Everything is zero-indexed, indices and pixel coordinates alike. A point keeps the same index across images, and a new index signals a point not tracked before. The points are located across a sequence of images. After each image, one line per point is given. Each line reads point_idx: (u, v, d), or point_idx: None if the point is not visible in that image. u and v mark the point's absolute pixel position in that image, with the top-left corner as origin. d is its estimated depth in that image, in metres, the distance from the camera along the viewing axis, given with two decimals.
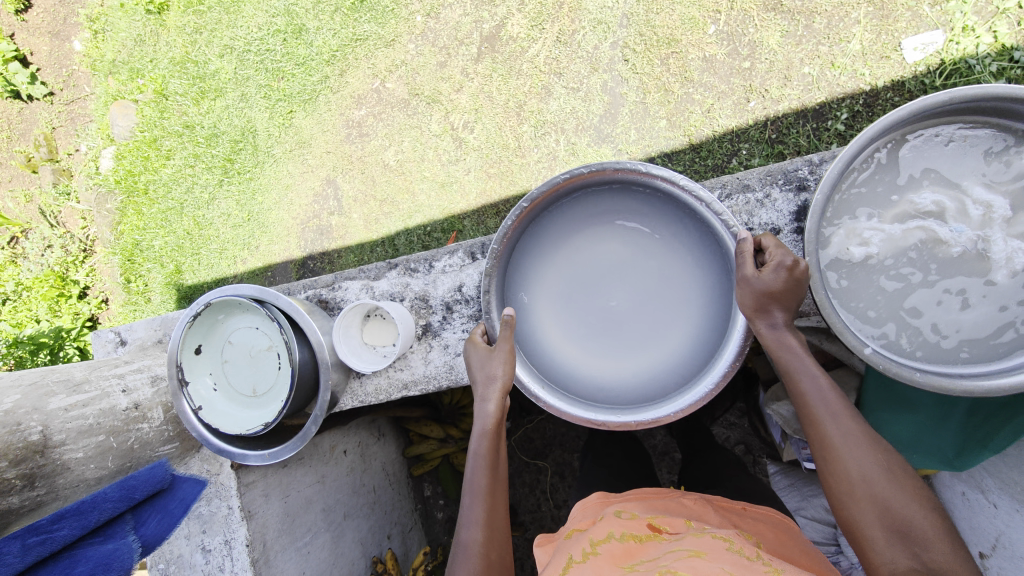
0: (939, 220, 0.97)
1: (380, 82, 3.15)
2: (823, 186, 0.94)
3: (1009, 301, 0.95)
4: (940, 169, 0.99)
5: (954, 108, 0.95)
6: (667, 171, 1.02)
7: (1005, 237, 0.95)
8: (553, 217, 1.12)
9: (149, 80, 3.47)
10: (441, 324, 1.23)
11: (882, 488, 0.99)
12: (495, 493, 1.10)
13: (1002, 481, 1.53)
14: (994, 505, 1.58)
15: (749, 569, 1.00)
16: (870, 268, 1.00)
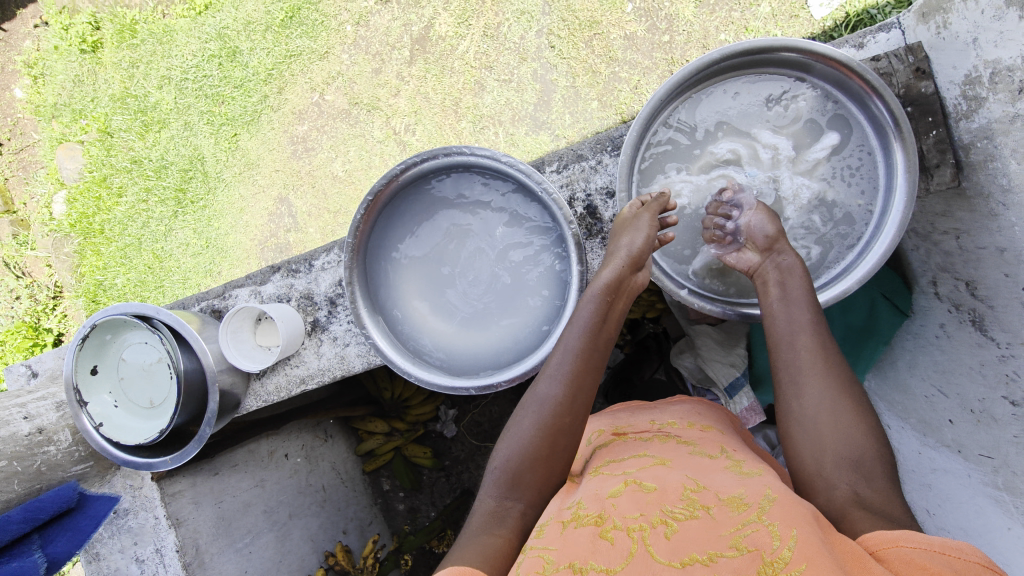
0: (736, 167, 1.11)
1: (318, 95, 3.19)
2: (626, 150, 1.07)
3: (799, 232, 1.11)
4: (732, 121, 1.11)
5: (729, 65, 1.06)
6: (489, 151, 1.10)
7: (792, 175, 1.10)
8: (410, 201, 1.17)
9: (91, 119, 3.47)
10: (327, 319, 1.30)
11: (818, 398, 0.98)
12: (577, 395, 1.03)
13: (889, 401, 1.62)
14: (887, 426, 1.66)
15: (708, 470, 1.04)
16: (684, 218, 1.16)
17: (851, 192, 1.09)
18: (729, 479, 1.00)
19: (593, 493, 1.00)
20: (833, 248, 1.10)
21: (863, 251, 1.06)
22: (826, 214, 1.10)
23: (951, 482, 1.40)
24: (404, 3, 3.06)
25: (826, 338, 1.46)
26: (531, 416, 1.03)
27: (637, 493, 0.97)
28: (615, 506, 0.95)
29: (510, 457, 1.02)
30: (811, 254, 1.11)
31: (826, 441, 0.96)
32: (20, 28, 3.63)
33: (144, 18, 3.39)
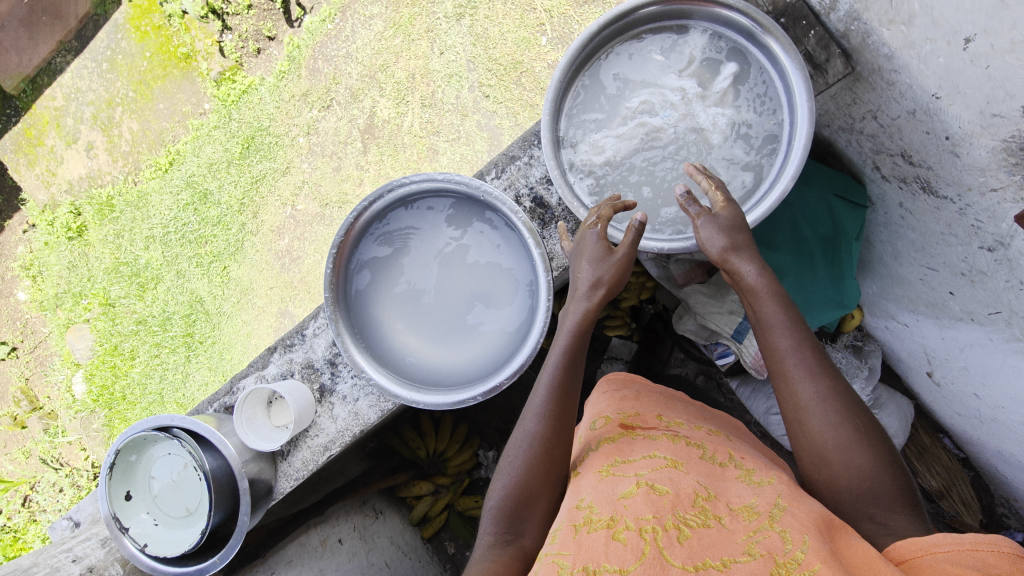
0: (650, 112, 1.18)
1: (291, 207, 3.37)
2: (546, 128, 1.18)
3: (727, 158, 1.17)
4: (633, 77, 1.19)
5: (611, 31, 1.17)
6: (427, 176, 1.19)
7: (705, 107, 1.16)
8: (382, 235, 1.24)
9: (91, 297, 3.65)
10: (332, 380, 1.34)
11: (824, 391, 1.04)
12: (562, 420, 1.16)
13: (895, 298, 1.61)
14: (905, 324, 1.65)
15: (721, 477, 1.08)
16: (618, 170, 1.20)
17: (764, 115, 1.16)
18: (745, 487, 1.04)
19: (605, 495, 1.04)
20: (763, 168, 1.16)
21: (789, 153, 1.12)
22: (746, 143, 1.17)
23: (981, 353, 1.38)
24: (344, 103, 3.28)
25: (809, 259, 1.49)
26: (527, 446, 1.16)
27: (650, 495, 0.99)
28: (628, 507, 0.97)
29: (504, 494, 1.14)
30: (747, 181, 1.17)
31: (842, 435, 1.02)
32: (11, 237, 3.86)
33: (118, 191, 3.63)
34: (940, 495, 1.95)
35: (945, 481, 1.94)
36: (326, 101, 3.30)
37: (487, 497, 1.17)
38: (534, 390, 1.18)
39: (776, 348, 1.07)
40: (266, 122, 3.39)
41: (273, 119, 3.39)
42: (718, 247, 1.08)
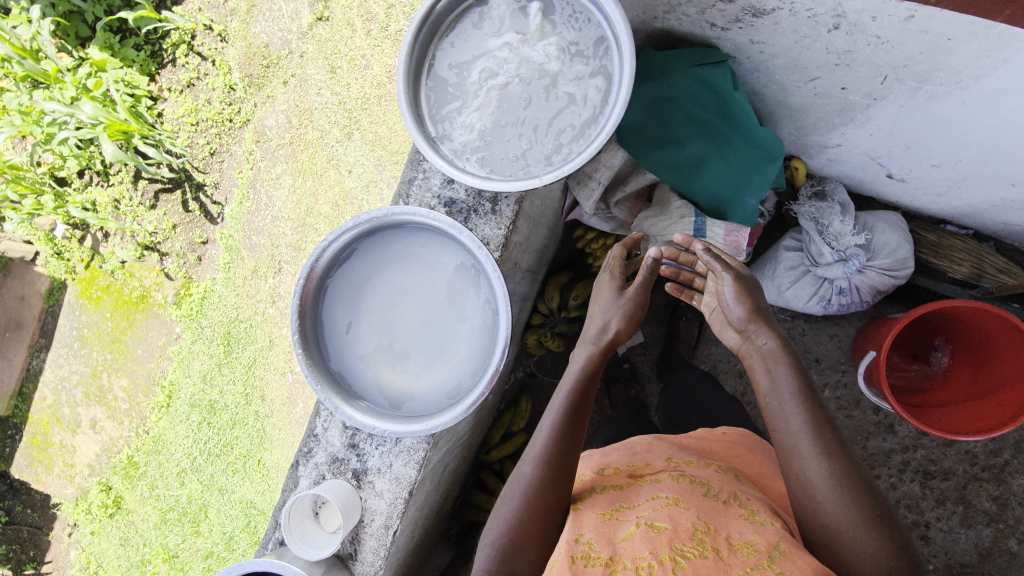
0: (491, 76, 1.16)
1: (291, 373, 3.03)
2: (418, 137, 1.14)
3: (576, 75, 1.15)
4: (462, 59, 1.19)
5: (426, 32, 1.17)
6: (342, 230, 1.23)
7: (533, 46, 1.15)
8: (338, 287, 1.27)
9: (155, 559, 3.23)
10: (360, 461, 1.34)
11: (841, 467, 1.11)
12: (557, 478, 1.30)
13: (810, 124, 1.67)
14: (837, 138, 1.68)
15: (722, 514, 1.21)
16: (494, 136, 1.17)
17: (584, 27, 1.16)
18: (743, 528, 1.17)
19: (606, 537, 1.20)
20: (608, 67, 1.14)
21: (620, 44, 1.12)
22: (582, 55, 1.15)
23: (908, 109, 1.40)
24: (292, 254, 3.00)
25: (718, 134, 1.60)
26: (530, 493, 1.29)
27: (648, 535, 1.15)
28: (627, 549, 1.14)
29: (500, 535, 1.27)
30: (601, 85, 1.15)
31: (858, 516, 1.09)
32: (61, 549, 3.44)
33: (135, 448, 3.27)
34: (977, 277, 1.92)
35: (973, 261, 1.91)
36: (275, 267, 3.04)
37: (482, 536, 1.31)
38: (535, 437, 1.34)
39: (792, 425, 1.17)
40: (233, 312, 3.08)
41: (238, 306, 3.09)
42: (738, 315, 1.30)
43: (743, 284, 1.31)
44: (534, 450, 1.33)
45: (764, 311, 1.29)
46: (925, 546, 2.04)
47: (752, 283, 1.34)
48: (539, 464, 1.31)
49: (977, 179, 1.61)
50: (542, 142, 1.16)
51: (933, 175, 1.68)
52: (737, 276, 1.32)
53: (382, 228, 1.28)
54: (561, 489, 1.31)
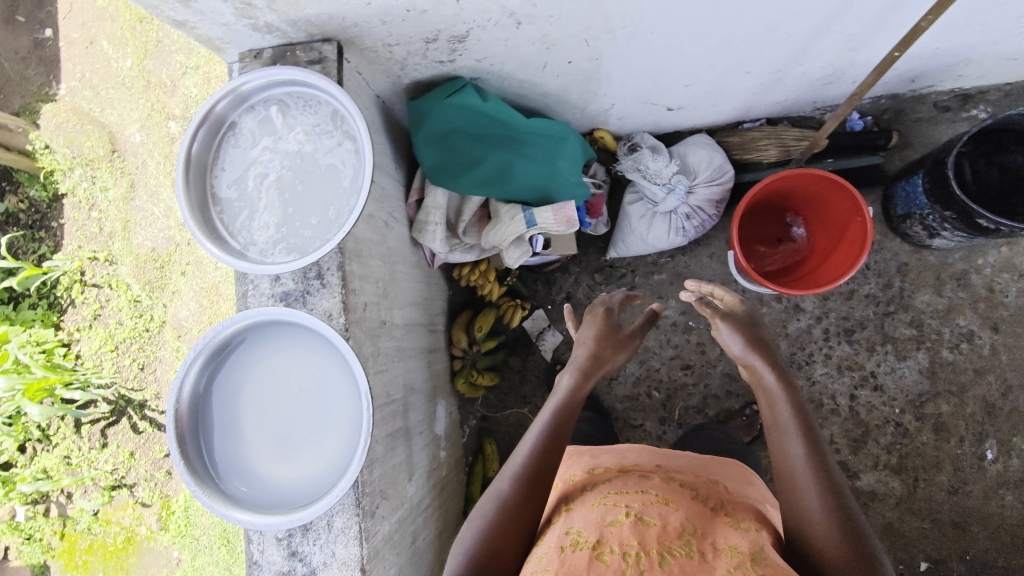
0: (264, 181, 1.30)
1: None
2: (220, 256, 1.24)
3: (328, 147, 1.29)
4: (236, 177, 1.31)
5: (195, 171, 1.29)
6: (185, 365, 1.24)
7: (286, 143, 1.31)
8: (212, 415, 1.30)
9: None
10: (306, 563, 1.36)
11: (830, 498, 1.10)
12: (536, 490, 1.28)
13: (576, 97, 1.89)
14: (602, 98, 1.91)
15: (710, 519, 1.14)
16: (288, 225, 1.29)
17: (319, 109, 1.32)
18: (729, 534, 1.09)
19: (591, 522, 1.13)
20: (350, 128, 1.30)
21: (348, 107, 1.28)
22: (326, 129, 1.31)
23: (622, 55, 1.64)
24: None
25: (509, 142, 1.79)
26: (502, 507, 1.25)
27: (636, 526, 1.08)
28: (614, 534, 1.07)
29: (470, 549, 1.21)
30: (352, 144, 1.29)
31: (845, 551, 1.04)
32: None
33: None
34: (786, 153, 2.14)
35: (776, 143, 2.14)
36: None
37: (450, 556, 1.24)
38: (513, 460, 1.32)
39: (792, 449, 1.19)
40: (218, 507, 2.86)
41: None
42: (739, 348, 1.41)
43: (736, 326, 1.45)
44: (513, 469, 1.30)
45: (761, 344, 1.39)
46: (879, 396, 2.14)
47: (751, 320, 1.47)
48: (515, 482, 1.27)
49: (720, 79, 1.85)
50: (327, 212, 1.27)
51: (689, 90, 1.92)
52: (733, 318, 1.47)
53: (224, 345, 1.31)
54: (540, 497, 1.28)
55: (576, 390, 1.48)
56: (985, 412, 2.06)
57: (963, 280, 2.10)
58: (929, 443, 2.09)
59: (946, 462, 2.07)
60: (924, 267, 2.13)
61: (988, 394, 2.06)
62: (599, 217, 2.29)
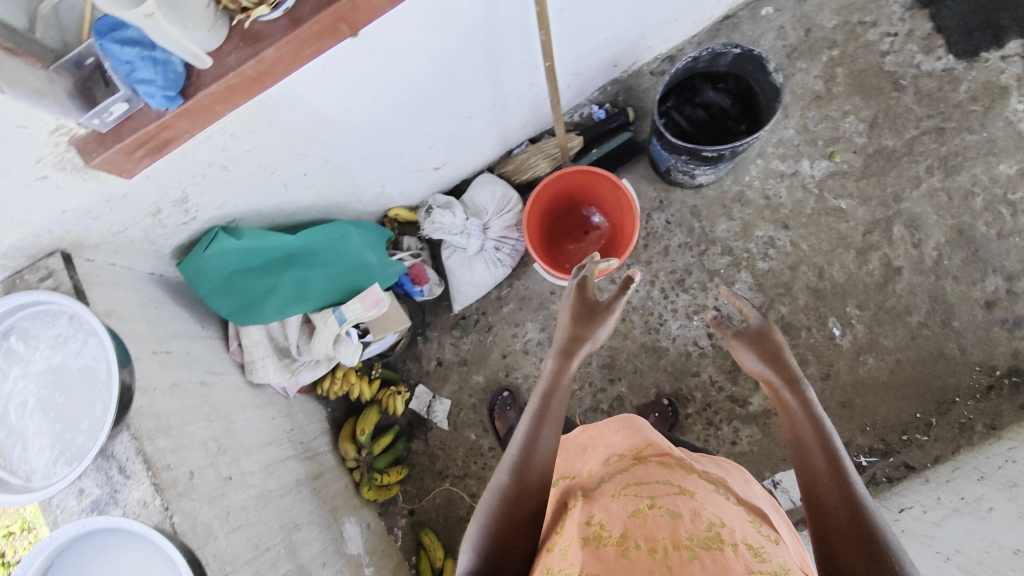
0: (23, 408, 1.31)
1: None
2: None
3: (75, 349, 1.34)
4: None
5: None
6: None
7: (33, 363, 1.33)
8: None
9: None
10: None
11: (849, 498, 1.07)
12: (534, 481, 1.24)
13: (342, 196, 2.04)
14: (366, 186, 2.07)
15: (728, 510, 1.13)
16: (62, 436, 1.29)
17: (56, 319, 1.37)
18: (744, 529, 1.07)
19: (614, 514, 1.13)
20: (89, 323, 1.35)
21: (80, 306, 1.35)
22: (69, 334, 1.36)
23: (348, 151, 1.81)
24: None
25: (292, 257, 1.91)
26: (508, 500, 1.21)
27: (660, 516, 1.06)
28: (637, 524, 1.06)
29: (477, 540, 1.18)
30: (98, 337, 1.35)
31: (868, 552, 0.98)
32: None
33: None
34: (554, 161, 2.37)
35: (541, 156, 2.37)
36: None
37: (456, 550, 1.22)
38: (509, 451, 1.28)
39: (813, 451, 1.16)
40: None
41: None
42: (757, 362, 1.38)
43: (746, 342, 1.42)
44: (512, 458, 1.26)
45: (778, 357, 1.35)
46: None
47: (761, 329, 1.42)
48: (517, 477, 1.24)
49: (451, 132, 2.05)
50: (95, 410, 1.30)
51: (437, 148, 2.12)
52: (744, 335, 1.43)
53: None
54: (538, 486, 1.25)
55: (557, 372, 1.44)
56: (816, 299, 2.25)
57: (743, 198, 2.35)
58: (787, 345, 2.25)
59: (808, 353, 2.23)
60: (709, 202, 2.38)
61: (810, 283, 2.27)
62: (428, 282, 2.40)
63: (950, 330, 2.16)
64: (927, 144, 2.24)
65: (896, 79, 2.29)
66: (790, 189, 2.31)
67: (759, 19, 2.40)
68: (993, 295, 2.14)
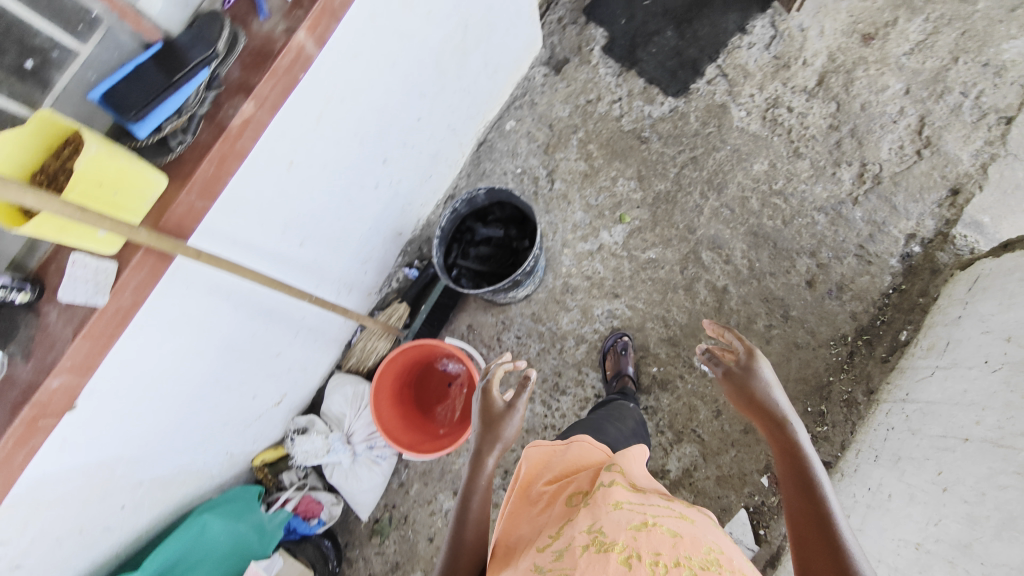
0: None
1: None
2: None
3: None
4: None
5: None
6: None
7: None
8: None
9: None
10: None
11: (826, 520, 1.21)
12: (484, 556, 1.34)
13: (186, 488, 1.93)
14: (209, 464, 1.99)
15: (721, 538, 1.15)
16: None
17: None
18: (741, 560, 1.08)
19: (612, 523, 1.07)
20: None
21: None
22: None
23: (161, 460, 1.72)
24: None
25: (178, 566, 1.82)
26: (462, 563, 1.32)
27: (659, 536, 1.05)
28: (637, 539, 1.02)
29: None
30: None
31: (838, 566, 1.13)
32: None
33: None
34: (396, 338, 2.40)
35: (382, 338, 2.39)
36: None
37: None
38: (456, 526, 1.36)
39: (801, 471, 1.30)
40: None
41: None
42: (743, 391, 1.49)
43: (734, 375, 1.52)
44: (457, 512, 1.38)
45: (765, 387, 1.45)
46: None
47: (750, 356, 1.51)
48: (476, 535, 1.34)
49: (268, 374, 2.02)
50: None
51: (266, 391, 2.07)
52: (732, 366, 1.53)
53: None
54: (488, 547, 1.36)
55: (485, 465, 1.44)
56: (674, 346, 2.34)
57: (570, 287, 2.46)
58: (672, 400, 2.30)
59: (692, 399, 2.29)
60: (543, 304, 2.47)
61: (661, 334, 2.36)
62: (323, 509, 2.30)
63: (793, 320, 2.27)
64: (691, 175, 2.46)
65: (639, 134, 2.53)
66: (604, 261, 2.45)
67: (507, 133, 2.65)
68: (810, 274, 2.29)
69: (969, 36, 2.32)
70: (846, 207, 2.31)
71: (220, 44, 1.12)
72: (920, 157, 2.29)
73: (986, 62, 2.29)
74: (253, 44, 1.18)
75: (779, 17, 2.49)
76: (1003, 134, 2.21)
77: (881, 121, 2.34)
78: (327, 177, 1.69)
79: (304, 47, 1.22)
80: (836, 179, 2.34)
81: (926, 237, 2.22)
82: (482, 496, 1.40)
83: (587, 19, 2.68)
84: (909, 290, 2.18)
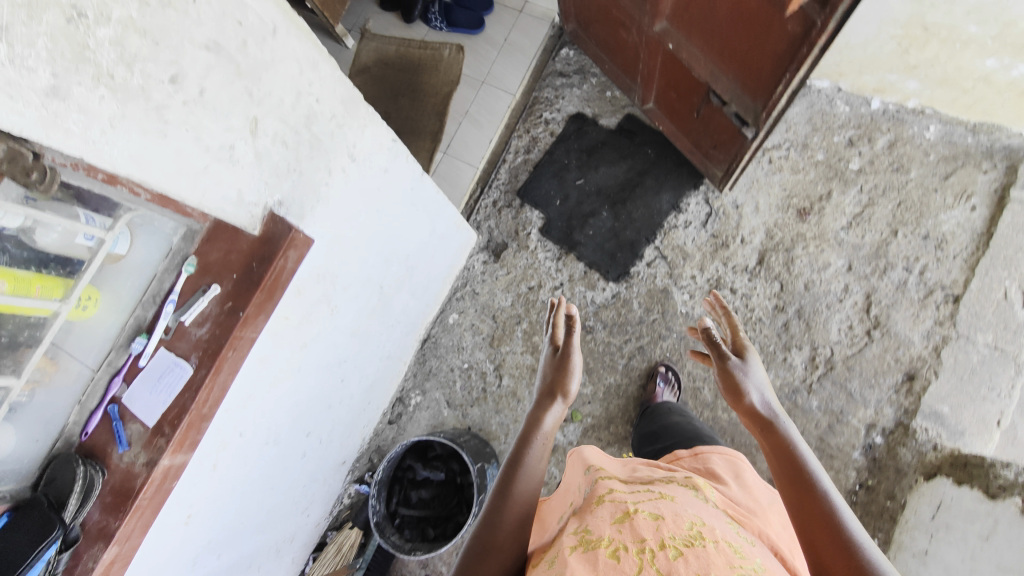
0: None
1: None
2: None
3: None
4: None
5: None
6: None
7: None
8: None
9: None
10: None
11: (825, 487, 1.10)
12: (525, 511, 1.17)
13: None
14: None
15: (710, 512, 1.07)
16: None
17: None
18: (724, 528, 1.01)
19: (602, 522, 1.02)
20: None
21: None
22: None
23: None
24: None
25: None
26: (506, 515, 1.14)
27: (648, 521, 0.99)
28: (624, 531, 0.97)
29: None
30: None
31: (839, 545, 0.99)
32: None
33: None
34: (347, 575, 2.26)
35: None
36: None
37: None
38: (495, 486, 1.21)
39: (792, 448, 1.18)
40: None
41: None
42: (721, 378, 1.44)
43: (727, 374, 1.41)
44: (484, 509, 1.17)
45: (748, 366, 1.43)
46: None
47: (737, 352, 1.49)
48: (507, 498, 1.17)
49: None
50: None
51: None
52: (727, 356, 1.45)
53: None
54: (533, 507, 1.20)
55: (543, 412, 1.39)
56: None
57: None
58: None
59: None
60: None
61: None
62: None
63: None
64: (639, 366, 2.37)
65: (583, 323, 2.44)
66: (558, 465, 2.33)
67: (450, 326, 2.59)
68: None
69: (905, 207, 2.27)
70: (802, 395, 2.22)
71: (70, 503, 1.03)
72: (871, 338, 2.20)
73: (925, 234, 2.23)
74: (114, 479, 1.11)
75: (711, 194, 2.46)
76: (951, 314, 2.14)
77: (826, 300, 2.27)
78: (239, 493, 1.61)
79: (171, 465, 1.14)
80: (788, 365, 2.24)
81: (887, 428, 2.11)
82: (540, 449, 1.28)
83: (522, 201, 2.64)
84: (877, 490, 2.06)
